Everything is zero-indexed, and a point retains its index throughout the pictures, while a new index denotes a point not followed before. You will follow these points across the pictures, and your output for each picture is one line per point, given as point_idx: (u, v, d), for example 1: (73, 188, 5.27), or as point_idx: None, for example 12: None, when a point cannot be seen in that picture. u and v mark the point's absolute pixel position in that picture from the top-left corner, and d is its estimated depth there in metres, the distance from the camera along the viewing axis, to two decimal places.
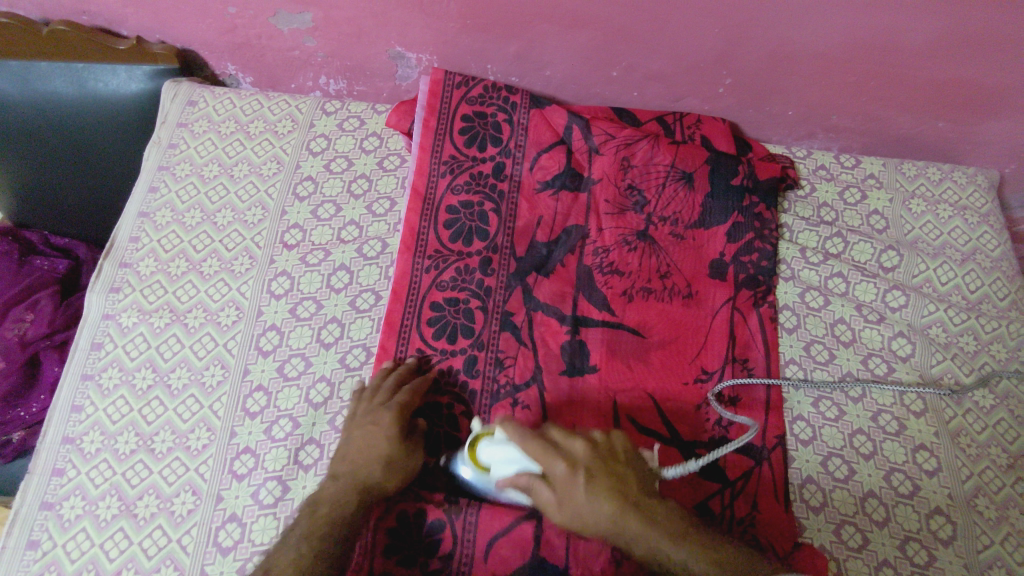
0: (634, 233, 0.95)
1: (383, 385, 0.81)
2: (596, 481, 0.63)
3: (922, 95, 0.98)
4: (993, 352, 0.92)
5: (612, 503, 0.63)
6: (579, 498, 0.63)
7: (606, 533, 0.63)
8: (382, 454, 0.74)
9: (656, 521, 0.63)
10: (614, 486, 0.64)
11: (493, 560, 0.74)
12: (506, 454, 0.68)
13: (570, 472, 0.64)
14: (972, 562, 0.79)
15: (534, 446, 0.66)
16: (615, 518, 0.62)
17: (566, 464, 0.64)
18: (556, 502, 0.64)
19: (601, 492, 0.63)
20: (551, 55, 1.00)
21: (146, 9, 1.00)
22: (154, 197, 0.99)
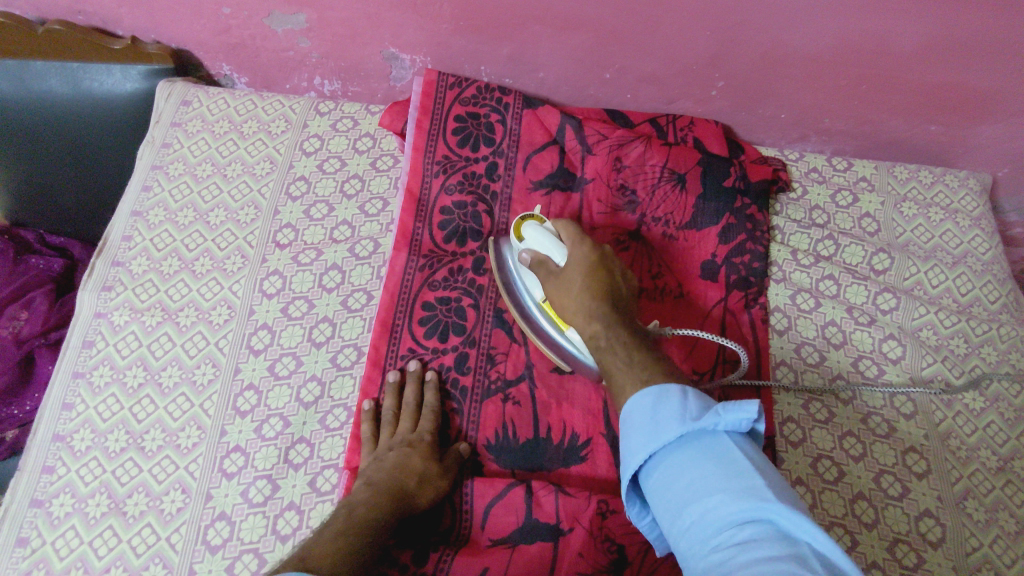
0: (626, 234, 0.95)
1: (405, 399, 0.82)
2: (598, 272, 0.77)
3: (914, 99, 0.98)
4: (983, 355, 0.92)
5: (594, 298, 0.75)
6: (578, 279, 0.77)
7: (584, 312, 0.75)
8: (417, 469, 0.75)
9: (624, 323, 0.73)
10: (607, 286, 0.77)
11: (488, 526, 0.76)
12: (539, 241, 0.81)
13: (586, 258, 0.79)
14: (961, 565, 0.79)
15: (569, 232, 0.81)
16: (597, 302, 0.74)
17: (583, 253, 0.79)
18: (563, 276, 0.78)
19: (597, 283, 0.76)
20: (544, 57, 1.01)
21: (141, 9, 1.01)
22: (147, 196, 0.99)
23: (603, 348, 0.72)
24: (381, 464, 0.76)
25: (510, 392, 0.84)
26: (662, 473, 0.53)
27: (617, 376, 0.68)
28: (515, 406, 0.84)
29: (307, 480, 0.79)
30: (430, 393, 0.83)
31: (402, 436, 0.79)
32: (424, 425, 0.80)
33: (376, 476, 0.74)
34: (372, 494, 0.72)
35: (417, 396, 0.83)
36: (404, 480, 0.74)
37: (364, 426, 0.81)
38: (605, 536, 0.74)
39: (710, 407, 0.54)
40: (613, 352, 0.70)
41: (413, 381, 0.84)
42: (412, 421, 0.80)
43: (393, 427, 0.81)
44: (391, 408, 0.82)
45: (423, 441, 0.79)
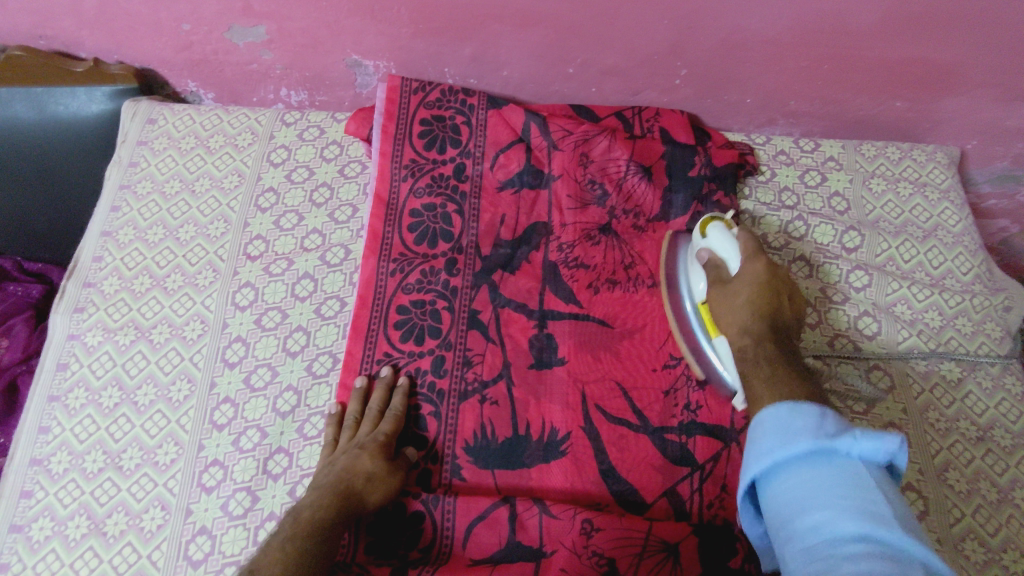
0: (596, 226, 0.95)
1: (370, 403, 0.82)
2: (767, 296, 0.77)
3: (876, 76, 0.99)
4: (958, 326, 0.93)
5: (762, 308, 0.76)
6: (742, 290, 0.78)
7: (743, 318, 0.76)
8: (364, 469, 0.75)
9: (779, 345, 0.73)
10: (771, 304, 0.76)
11: (470, 546, 0.75)
12: (722, 242, 0.83)
13: (761, 274, 0.78)
14: (944, 536, 0.79)
15: (750, 245, 0.81)
16: (756, 324, 0.75)
17: (758, 264, 0.79)
18: (729, 283, 0.80)
19: (759, 299, 0.77)
20: (506, 55, 1.01)
21: (101, 30, 1.02)
22: (116, 216, 0.99)
23: (748, 366, 0.73)
24: (331, 467, 0.76)
25: (487, 391, 0.85)
26: (781, 481, 0.57)
27: (758, 392, 0.69)
28: (493, 405, 0.84)
29: (286, 490, 0.79)
30: (398, 399, 0.83)
31: (358, 439, 0.79)
32: (381, 427, 0.80)
33: (324, 478, 0.75)
34: (316, 498, 0.73)
35: (381, 401, 0.83)
36: (349, 481, 0.74)
37: (327, 431, 0.82)
38: (592, 552, 0.73)
39: (846, 428, 0.57)
40: (757, 366, 0.71)
41: (380, 387, 0.84)
42: (373, 426, 0.81)
43: (354, 430, 0.81)
44: (353, 412, 0.82)
45: (376, 442, 0.79)
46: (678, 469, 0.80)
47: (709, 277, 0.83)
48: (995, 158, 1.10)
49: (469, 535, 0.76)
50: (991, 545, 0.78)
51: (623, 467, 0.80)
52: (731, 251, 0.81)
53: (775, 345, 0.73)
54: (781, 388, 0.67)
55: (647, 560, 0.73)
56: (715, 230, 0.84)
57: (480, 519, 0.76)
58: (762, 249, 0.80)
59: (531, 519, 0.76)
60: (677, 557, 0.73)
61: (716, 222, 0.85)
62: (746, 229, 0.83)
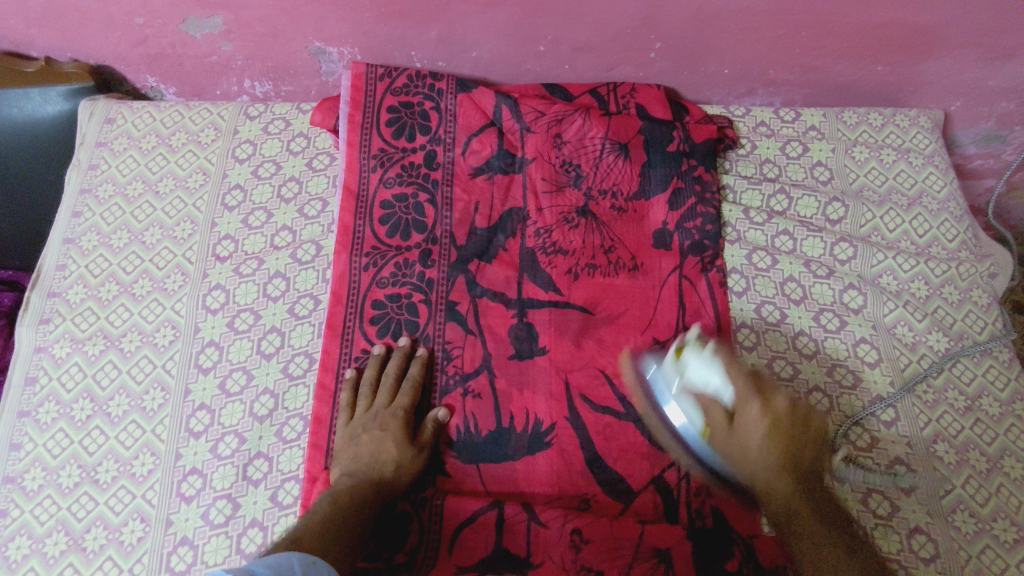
0: (574, 210, 0.93)
1: (387, 370, 0.82)
2: (773, 437, 0.70)
3: (856, 40, 0.96)
4: (944, 295, 0.91)
5: (781, 459, 0.69)
6: (754, 435, 0.70)
7: (761, 477, 0.70)
8: (393, 455, 0.76)
9: (807, 497, 0.68)
10: (789, 446, 0.70)
11: (456, 551, 0.73)
12: (705, 371, 0.73)
13: (761, 417, 0.70)
14: (935, 509, 0.78)
15: (743, 378, 0.72)
16: (775, 472, 0.69)
17: (760, 405, 0.70)
18: (733, 431, 0.71)
19: (776, 447, 0.69)
20: (474, 36, 0.98)
21: (51, 27, 0.98)
22: (78, 222, 0.96)
23: (783, 516, 0.68)
24: (357, 450, 0.77)
25: (468, 384, 0.83)
26: None
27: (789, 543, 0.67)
28: (475, 398, 0.83)
29: (267, 496, 0.78)
30: (415, 367, 0.83)
31: (380, 409, 0.80)
32: (400, 401, 0.80)
33: (354, 464, 0.75)
34: (351, 485, 0.73)
35: (399, 369, 0.82)
36: (380, 469, 0.75)
37: (343, 394, 0.82)
38: (581, 567, 0.71)
39: None
40: (799, 521, 0.67)
41: (398, 356, 0.84)
42: (392, 395, 0.81)
43: (371, 399, 0.81)
44: (371, 378, 0.83)
45: (398, 421, 0.79)
46: (662, 456, 0.79)
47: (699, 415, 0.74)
48: (980, 120, 1.08)
49: (455, 535, 0.74)
50: (981, 516, 0.78)
51: (608, 455, 0.79)
52: (721, 380, 0.73)
53: (796, 485, 0.69)
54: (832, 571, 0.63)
55: (637, 569, 0.71)
56: (693, 359, 0.75)
57: (465, 518, 0.75)
58: (750, 382, 0.72)
59: (517, 515, 0.74)
60: (670, 563, 0.71)
61: (690, 347, 0.76)
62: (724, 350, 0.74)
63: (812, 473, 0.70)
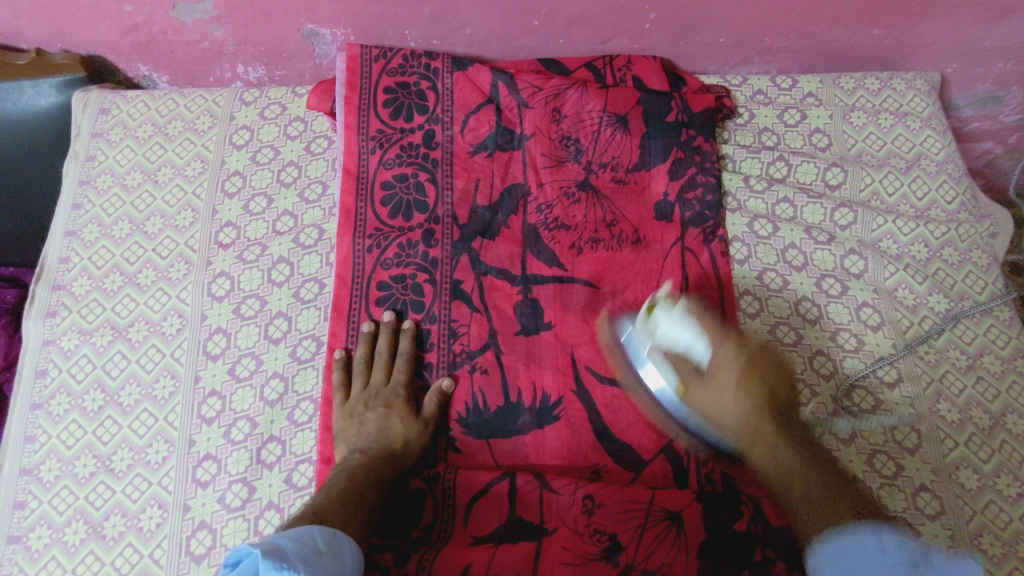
0: (574, 185, 0.93)
1: (378, 348, 0.84)
2: (755, 379, 0.69)
3: (852, 4, 0.95)
4: (944, 257, 0.92)
5: (758, 404, 0.68)
6: (731, 385, 0.68)
7: (746, 430, 0.68)
8: (400, 430, 0.78)
9: (790, 442, 0.68)
10: (761, 389, 0.68)
11: (471, 523, 0.74)
12: (676, 329, 0.71)
13: (736, 359, 0.69)
14: (939, 466, 0.79)
15: (711, 325, 0.70)
16: (760, 421, 0.67)
17: (730, 348, 0.69)
18: (707, 380, 0.69)
19: (754, 394, 0.68)
20: (468, 13, 0.97)
21: (39, 17, 0.97)
22: (78, 214, 0.96)
23: (778, 473, 0.67)
24: (362, 429, 0.78)
25: (476, 361, 0.84)
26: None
27: (801, 522, 0.65)
28: (483, 374, 0.83)
29: (282, 478, 0.79)
30: (404, 342, 0.84)
31: (376, 388, 0.82)
32: (397, 378, 0.82)
33: (363, 441, 0.77)
34: (365, 461, 0.75)
35: (390, 347, 0.84)
36: (389, 442, 0.77)
37: (335, 374, 0.83)
38: (594, 530, 0.72)
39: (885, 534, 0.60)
40: (793, 480, 0.66)
41: (386, 332, 0.85)
42: (387, 373, 0.83)
43: (365, 377, 0.83)
44: (363, 357, 0.84)
45: (398, 397, 0.81)
46: None
47: (675, 372, 0.70)
48: (977, 81, 1.08)
49: (470, 509, 0.75)
50: (985, 472, 0.79)
51: (616, 425, 0.80)
52: (695, 338, 0.69)
53: (780, 430, 0.68)
54: (826, 509, 0.64)
55: (649, 531, 0.72)
56: (660, 315, 0.72)
57: (479, 492, 0.76)
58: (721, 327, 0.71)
59: (530, 489, 0.75)
60: (680, 525, 0.72)
61: (658, 304, 0.74)
62: (691, 305, 0.72)
63: (791, 419, 0.70)
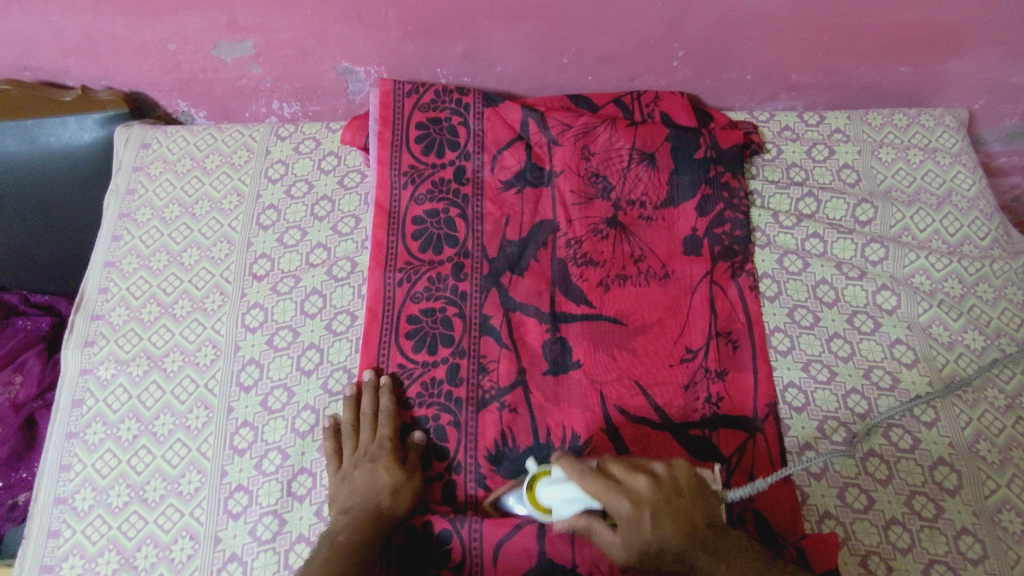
0: (603, 221, 0.94)
1: (362, 409, 0.82)
2: (663, 516, 0.65)
3: (879, 42, 0.96)
4: (979, 293, 0.91)
5: (674, 531, 0.64)
6: (644, 539, 0.64)
7: (662, 564, 0.66)
8: (386, 482, 0.76)
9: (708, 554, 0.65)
10: (674, 517, 0.65)
11: (502, 564, 0.74)
12: (562, 494, 0.68)
13: (633, 512, 0.64)
14: (980, 509, 0.78)
15: (597, 484, 0.66)
16: (678, 550, 0.65)
17: (627, 498, 0.64)
18: (621, 541, 0.66)
19: (667, 526, 0.64)
20: (499, 51, 0.99)
21: (86, 56, 1.01)
22: (118, 245, 0.98)
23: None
24: (350, 486, 0.76)
25: (505, 397, 0.84)
26: None
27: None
28: (511, 411, 0.83)
29: (312, 510, 0.79)
30: (385, 398, 0.82)
31: (364, 448, 0.80)
32: (382, 432, 0.80)
33: (349, 500, 0.75)
34: (349, 522, 0.73)
35: (374, 404, 0.82)
36: (376, 500, 0.75)
37: (326, 443, 0.82)
38: (630, 569, 0.73)
39: None
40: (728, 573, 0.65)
41: (369, 392, 0.83)
42: (372, 431, 0.81)
43: (354, 440, 0.81)
44: (349, 421, 0.82)
45: (383, 450, 0.79)
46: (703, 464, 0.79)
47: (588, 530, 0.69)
48: (1004, 117, 1.08)
49: (499, 553, 0.74)
50: None
51: None
52: (589, 499, 0.67)
53: (704, 550, 0.65)
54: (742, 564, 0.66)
55: None
56: (546, 488, 0.70)
57: (512, 531, 0.75)
58: (608, 478, 0.66)
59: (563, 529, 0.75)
60: None
61: (542, 479, 0.73)
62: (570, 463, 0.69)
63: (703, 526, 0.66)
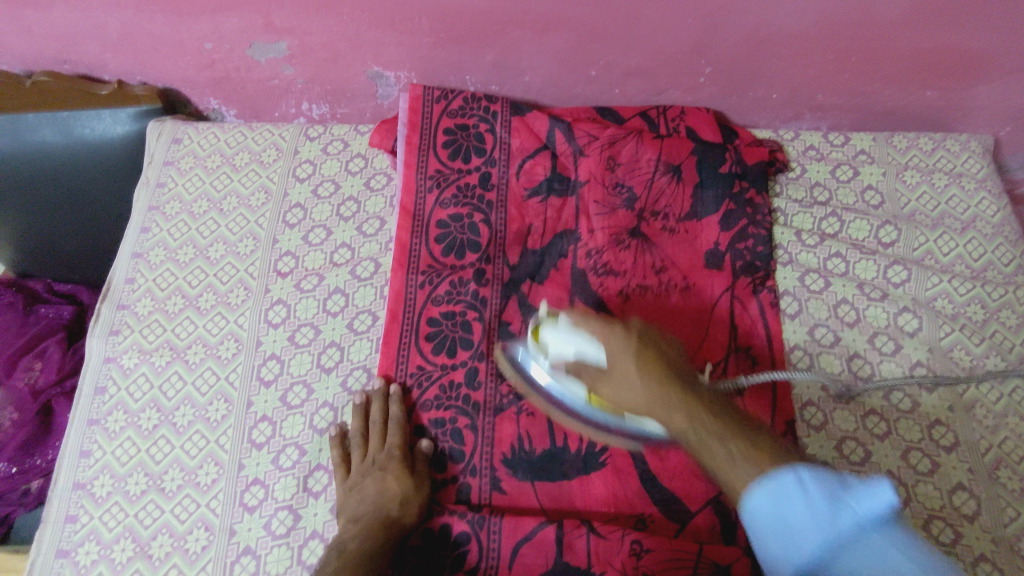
0: (626, 232, 0.94)
1: (371, 417, 0.82)
2: (646, 351, 0.66)
3: (905, 66, 0.97)
4: (1002, 319, 0.90)
5: (660, 379, 0.64)
6: (630, 374, 0.65)
7: (652, 411, 0.64)
8: (396, 491, 0.76)
9: (704, 411, 0.61)
10: (661, 366, 0.65)
11: (516, 568, 0.74)
12: (562, 340, 0.71)
13: (624, 343, 0.67)
14: (999, 537, 0.77)
15: (598, 327, 0.69)
16: (662, 399, 0.63)
17: (620, 330, 0.68)
18: (609, 375, 0.67)
19: (652, 367, 0.65)
20: (529, 61, 1.00)
21: (124, 52, 1.03)
22: (146, 238, 1.00)
23: (700, 442, 0.59)
24: (359, 495, 0.76)
25: (522, 403, 0.84)
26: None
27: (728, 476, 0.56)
28: (529, 416, 0.83)
29: (327, 508, 0.79)
30: (394, 406, 0.83)
31: (373, 457, 0.80)
32: (391, 441, 0.80)
33: (359, 508, 0.75)
34: (360, 532, 0.73)
35: (382, 413, 0.82)
36: (385, 509, 0.74)
37: (334, 451, 0.82)
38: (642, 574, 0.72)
39: (840, 489, 0.50)
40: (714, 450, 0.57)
41: (378, 400, 0.83)
42: (382, 439, 0.81)
43: (363, 448, 0.81)
44: (358, 428, 0.83)
45: (393, 458, 0.78)
46: None
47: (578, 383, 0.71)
48: None
49: (514, 556, 0.74)
50: None
51: (663, 474, 0.79)
52: (584, 342, 0.69)
53: (694, 407, 0.61)
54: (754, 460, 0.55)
55: None
56: (549, 333, 0.73)
57: (526, 537, 0.75)
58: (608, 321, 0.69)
59: (578, 536, 0.74)
60: None
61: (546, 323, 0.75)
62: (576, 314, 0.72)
63: (694, 389, 0.64)
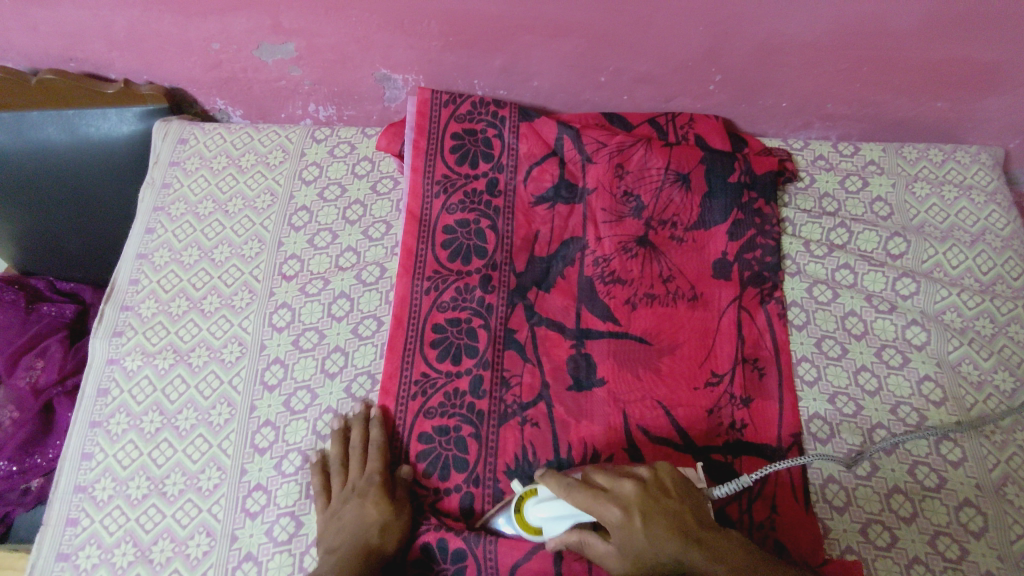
0: (633, 240, 0.93)
1: (352, 442, 0.81)
2: (653, 519, 0.64)
3: (917, 77, 0.96)
4: (1010, 334, 0.90)
5: (670, 537, 0.63)
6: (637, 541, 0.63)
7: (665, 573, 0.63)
8: (374, 518, 0.74)
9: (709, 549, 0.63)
10: (668, 520, 0.64)
11: None
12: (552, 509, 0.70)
13: (623, 518, 0.64)
14: (1006, 554, 0.76)
15: (585, 496, 0.66)
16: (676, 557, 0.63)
17: (618, 509, 0.64)
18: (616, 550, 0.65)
19: (657, 529, 0.63)
20: (538, 66, 1.00)
21: (131, 51, 1.02)
22: (151, 238, 0.99)
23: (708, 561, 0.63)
24: (337, 524, 0.74)
25: (527, 413, 0.83)
26: None
27: None
28: (534, 427, 0.83)
29: None
30: (375, 430, 0.81)
31: (353, 483, 0.78)
32: (372, 466, 0.78)
33: (335, 539, 0.72)
34: (337, 561, 0.70)
35: (362, 438, 0.81)
36: (366, 537, 0.72)
37: (315, 478, 0.80)
38: None
39: None
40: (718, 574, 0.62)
41: (358, 425, 0.82)
42: (362, 466, 0.79)
43: (344, 475, 0.79)
44: (337, 454, 0.81)
45: (372, 485, 0.77)
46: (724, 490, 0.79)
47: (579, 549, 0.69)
48: None
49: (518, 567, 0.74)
50: None
51: None
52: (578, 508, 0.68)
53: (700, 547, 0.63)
54: None
55: None
56: (540, 510, 0.71)
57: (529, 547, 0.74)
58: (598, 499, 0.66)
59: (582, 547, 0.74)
60: None
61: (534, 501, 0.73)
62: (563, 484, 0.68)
63: (695, 525, 0.65)
